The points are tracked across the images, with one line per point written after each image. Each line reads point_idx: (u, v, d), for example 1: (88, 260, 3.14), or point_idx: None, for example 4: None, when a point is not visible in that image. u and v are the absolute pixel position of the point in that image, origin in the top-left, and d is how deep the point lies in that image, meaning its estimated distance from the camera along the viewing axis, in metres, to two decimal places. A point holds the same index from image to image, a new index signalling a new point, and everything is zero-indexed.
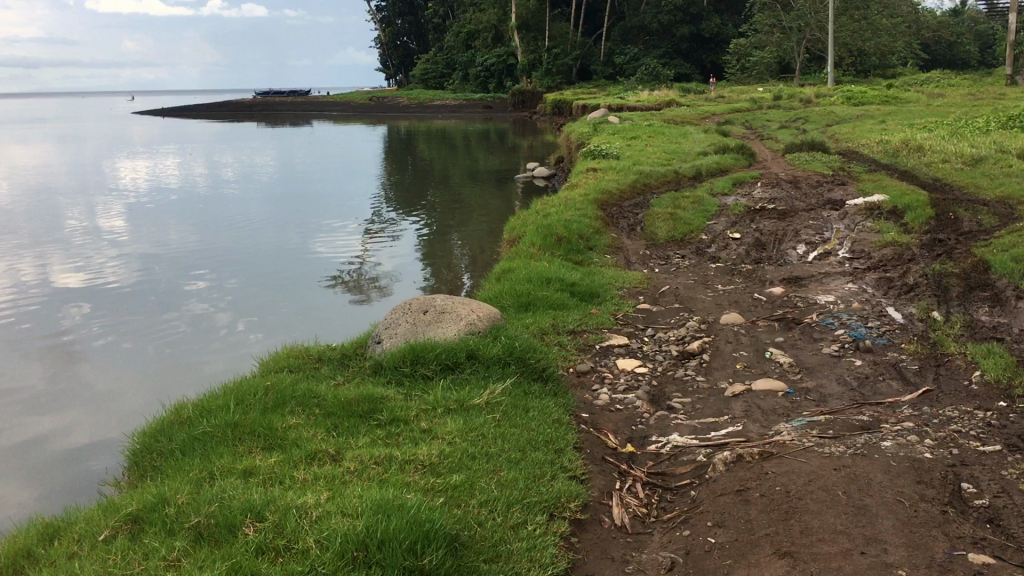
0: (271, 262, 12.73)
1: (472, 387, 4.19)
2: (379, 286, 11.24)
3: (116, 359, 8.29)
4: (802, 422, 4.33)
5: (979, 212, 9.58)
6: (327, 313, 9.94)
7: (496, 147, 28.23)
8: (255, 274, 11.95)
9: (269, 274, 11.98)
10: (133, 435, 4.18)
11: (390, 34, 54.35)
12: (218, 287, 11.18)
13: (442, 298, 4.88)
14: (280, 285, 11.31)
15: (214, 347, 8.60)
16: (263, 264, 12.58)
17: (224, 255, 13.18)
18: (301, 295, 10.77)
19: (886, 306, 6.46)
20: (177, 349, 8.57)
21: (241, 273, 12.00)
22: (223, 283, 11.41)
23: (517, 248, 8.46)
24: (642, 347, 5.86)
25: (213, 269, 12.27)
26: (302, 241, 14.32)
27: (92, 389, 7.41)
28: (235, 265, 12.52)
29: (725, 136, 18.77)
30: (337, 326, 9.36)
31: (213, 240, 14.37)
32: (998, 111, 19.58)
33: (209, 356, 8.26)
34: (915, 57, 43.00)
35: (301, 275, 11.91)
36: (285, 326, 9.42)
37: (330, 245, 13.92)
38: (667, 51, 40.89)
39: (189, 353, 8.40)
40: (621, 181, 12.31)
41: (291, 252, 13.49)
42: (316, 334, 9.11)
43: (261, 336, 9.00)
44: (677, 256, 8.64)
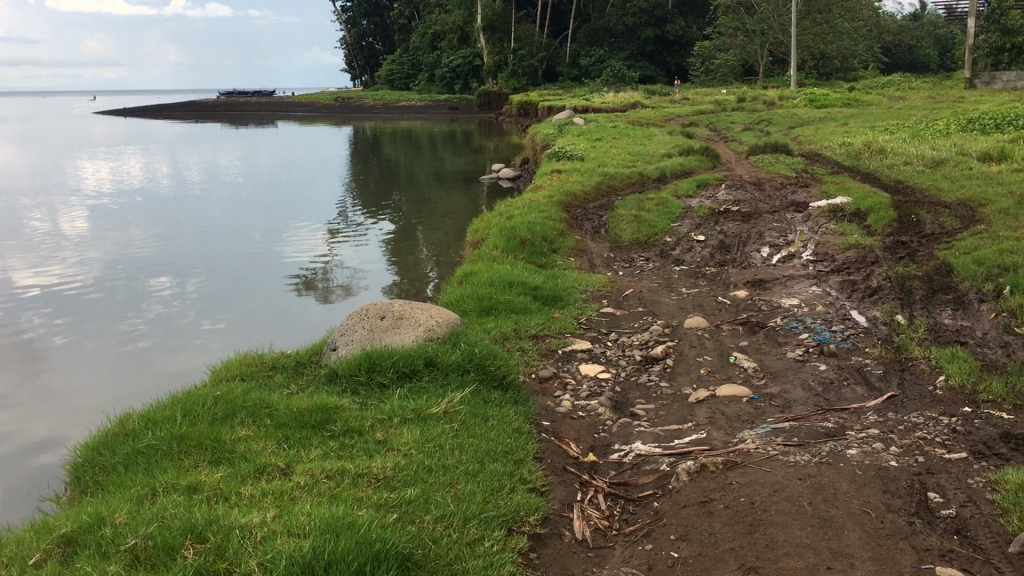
0: (233, 263, 12.51)
1: (429, 395, 4.07)
2: (343, 288, 11.06)
3: (73, 363, 8.07)
4: (766, 430, 4.26)
5: (940, 215, 9.63)
6: (290, 315, 9.76)
7: (462, 147, 28.09)
8: (216, 276, 11.73)
9: (232, 276, 11.76)
10: (80, 445, 4.00)
11: (355, 34, 54.00)
12: (179, 289, 10.95)
13: (400, 303, 4.75)
14: (242, 287, 11.10)
15: (174, 350, 8.41)
16: (225, 265, 12.35)
17: (186, 256, 12.95)
18: (264, 297, 10.57)
19: (850, 309, 6.44)
20: (136, 353, 8.37)
21: (203, 275, 11.77)
22: (184, 285, 11.18)
23: (480, 251, 8.34)
24: (605, 352, 5.77)
25: (174, 270, 12.03)
26: (265, 242, 14.10)
27: (47, 394, 7.21)
28: (197, 266, 12.29)
29: (689, 138, 18.80)
30: (301, 329, 9.17)
31: (174, 241, 14.12)
32: (957, 114, 19.80)
33: (168, 360, 8.06)
34: (876, 61, 43.51)
35: (264, 277, 11.71)
36: (248, 328, 9.22)
37: (294, 246, 13.70)
38: (632, 53, 41.02)
39: (149, 357, 8.21)
40: (586, 183, 12.25)
41: (254, 253, 13.26)
42: (279, 336, 8.92)
43: (224, 339, 8.81)
44: (641, 258, 8.58)
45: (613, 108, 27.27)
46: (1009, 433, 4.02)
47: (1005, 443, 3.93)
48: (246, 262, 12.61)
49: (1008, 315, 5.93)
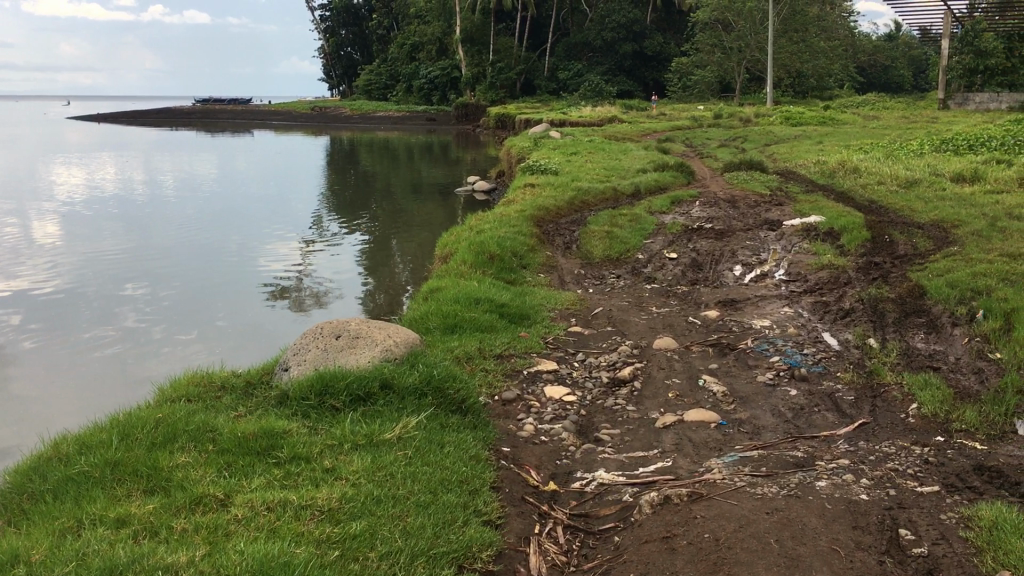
0: (205, 271, 12.28)
1: (383, 420, 3.89)
2: (315, 298, 10.84)
3: (40, 369, 7.85)
4: (734, 458, 4.11)
5: (913, 235, 9.58)
6: (261, 325, 9.53)
7: (438, 159, 27.92)
8: (187, 284, 11.48)
9: (202, 284, 11.54)
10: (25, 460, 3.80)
11: (334, 44, 53.79)
12: (151, 296, 10.74)
13: (356, 322, 4.57)
14: (213, 296, 10.88)
15: (142, 359, 8.19)
16: (197, 274, 12.13)
17: (157, 264, 12.69)
18: (235, 307, 10.34)
19: (822, 331, 6.32)
20: (106, 359, 8.17)
21: (174, 283, 11.54)
22: (155, 292, 10.97)
23: (448, 266, 8.17)
24: (571, 373, 5.61)
25: (143, 278, 11.78)
26: (238, 251, 13.87)
27: (9, 401, 6.99)
28: (168, 274, 12.07)
29: (665, 153, 18.76)
30: (273, 339, 8.94)
31: (146, 248, 13.84)
32: (930, 134, 19.91)
33: (136, 368, 7.84)
34: (850, 80, 43.88)
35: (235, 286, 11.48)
36: (219, 338, 8.99)
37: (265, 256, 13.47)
38: (610, 68, 41.08)
39: (120, 364, 8.01)
40: (559, 197, 12.12)
41: (227, 262, 13.04)
42: (251, 347, 8.69)
43: (196, 347, 8.63)
44: (612, 275, 8.45)
45: (590, 122, 27.24)
46: (982, 466, 3.91)
47: (978, 476, 3.81)
48: (218, 270, 12.38)
49: (980, 341, 5.85)
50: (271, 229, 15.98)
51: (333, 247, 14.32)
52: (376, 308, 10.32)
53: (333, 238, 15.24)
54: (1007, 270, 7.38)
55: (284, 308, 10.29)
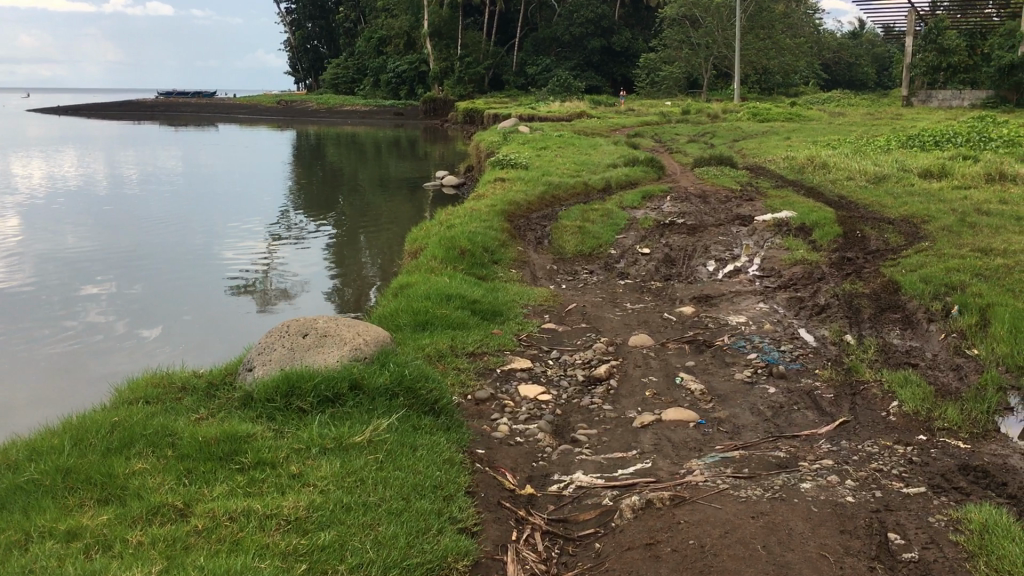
0: (170, 267, 12.01)
1: (353, 422, 3.73)
2: (284, 293, 10.61)
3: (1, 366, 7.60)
4: (715, 459, 4.00)
5: (885, 231, 9.56)
6: (228, 321, 9.29)
7: (406, 154, 27.68)
8: (152, 279, 11.21)
9: (168, 279, 11.27)
10: None
11: (300, 37, 53.23)
12: (115, 292, 10.48)
13: (324, 320, 4.40)
14: (178, 291, 10.63)
15: (108, 355, 7.96)
16: (162, 268, 11.86)
17: (123, 259, 12.40)
18: (201, 302, 10.09)
19: (798, 327, 6.25)
20: (70, 355, 7.93)
21: (138, 277, 11.27)
22: (119, 287, 10.70)
23: (418, 261, 8.00)
24: (545, 371, 5.47)
25: (107, 273, 11.50)
26: (204, 245, 13.60)
27: None
28: (132, 269, 11.78)
29: (634, 148, 18.68)
30: (241, 336, 8.71)
31: (111, 243, 13.53)
32: (896, 131, 20.01)
33: (101, 365, 7.62)
34: (816, 77, 44.18)
35: (201, 281, 11.22)
36: (185, 334, 8.74)
37: (232, 251, 13.20)
38: (578, 63, 41.03)
39: (84, 361, 7.78)
40: (530, 192, 11.99)
41: (193, 256, 12.77)
42: (219, 343, 8.45)
43: (163, 342, 8.40)
44: (584, 271, 8.33)
45: (559, 117, 27.11)
46: (967, 465, 3.83)
47: (964, 476, 3.73)
48: (184, 265, 12.10)
49: (956, 337, 5.80)
50: (238, 223, 15.69)
51: (302, 242, 14.08)
52: (345, 304, 10.11)
53: (300, 232, 14.98)
54: (981, 265, 7.35)
55: (251, 303, 10.06)
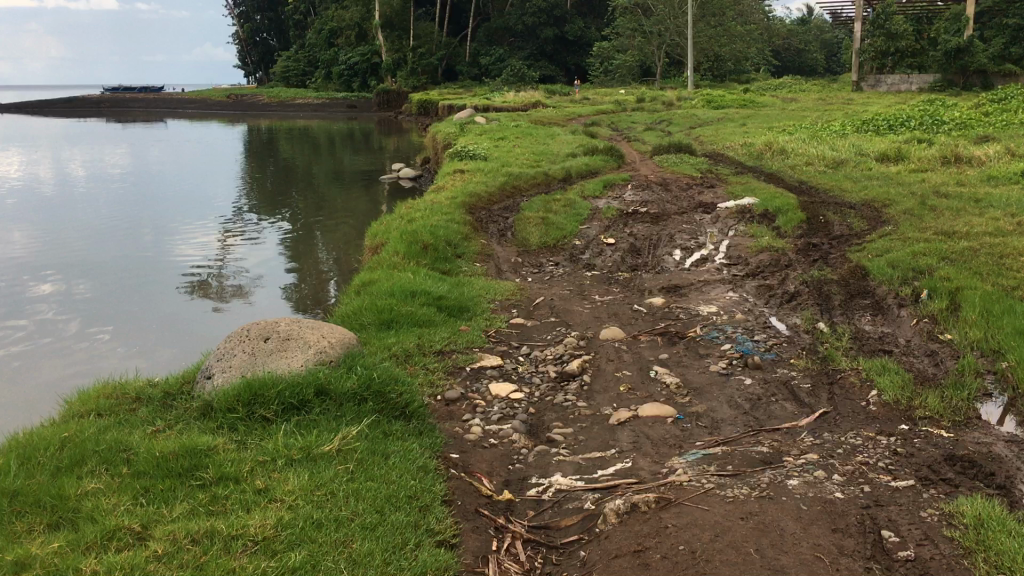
0: (122, 265, 11.65)
1: (320, 431, 3.54)
2: (241, 291, 10.33)
3: None
4: (697, 457, 3.88)
5: (847, 216, 9.54)
6: (186, 320, 8.99)
7: (362, 147, 27.32)
8: (105, 279, 10.85)
9: (120, 278, 10.92)
10: None
11: (249, 30, 52.38)
12: (66, 292, 10.13)
13: (287, 322, 4.20)
14: (131, 290, 10.30)
15: (60, 359, 7.66)
16: (114, 267, 11.49)
17: (73, 259, 12.01)
18: (156, 301, 9.77)
19: (769, 316, 6.16)
20: (20, 361, 7.63)
21: (90, 278, 10.91)
22: (70, 288, 10.34)
23: (379, 257, 7.79)
24: (516, 368, 5.32)
25: (57, 273, 11.12)
26: (157, 243, 13.23)
27: None
28: (82, 269, 11.40)
29: (592, 137, 18.58)
30: (201, 336, 8.42)
31: (60, 242, 13.11)
32: (850, 116, 20.13)
33: (53, 371, 7.33)
34: (767, 63, 44.48)
35: (156, 279, 10.89)
36: (142, 334, 8.44)
37: (186, 248, 12.85)
38: (531, 52, 40.85)
39: (36, 366, 7.48)
40: (490, 183, 11.81)
41: (146, 254, 12.41)
42: (178, 343, 8.16)
43: (117, 344, 8.11)
44: (550, 263, 8.18)
45: (514, 107, 26.93)
46: (953, 455, 3.76)
47: (951, 466, 3.66)
48: (137, 264, 11.75)
49: (929, 322, 5.76)
50: (192, 220, 15.31)
51: (258, 238, 13.75)
52: (304, 300, 9.85)
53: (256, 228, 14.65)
54: (947, 248, 7.34)
55: (208, 302, 9.76)
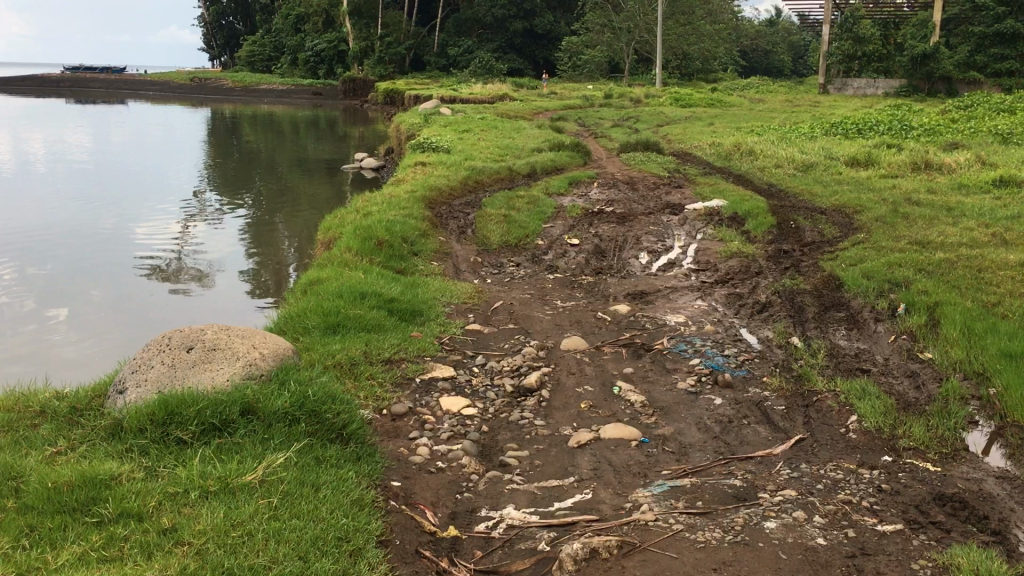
0: (75, 247, 11.10)
1: (242, 457, 3.13)
2: (200, 276, 9.86)
3: None
4: (663, 489, 3.53)
5: (818, 221, 9.27)
6: (140, 305, 8.46)
7: (326, 135, 26.73)
8: (58, 260, 10.32)
9: (73, 260, 10.38)
10: None
11: (214, 13, 51.37)
12: (16, 273, 9.59)
13: (213, 330, 3.79)
14: (84, 272, 9.77)
15: (12, 340, 7.17)
16: (66, 249, 10.94)
17: (26, 240, 11.43)
18: (109, 284, 9.26)
19: (740, 328, 5.84)
20: None
21: (41, 259, 10.36)
22: (20, 268, 9.80)
23: (330, 253, 7.36)
24: (470, 380, 4.93)
25: (7, 254, 10.54)
26: (114, 225, 12.67)
27: None
28: (33, 250, 10.84)
29: (559, 132, 18.24)
30: (156, 322, 7.91)
31: (11, 223, 12.48)
32: (818, 118, 19.99)
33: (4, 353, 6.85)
34: (734, 63, 44.44)
35: (110, 262, 10.37)
36: (95, 318, 7.92)
37: (143, 231, 12.32)
38: (500, 45, 40.42)
39: None
40: (452, 177, 11.40)
41: (101, 236, 11.85)
42: (133, 328, 7.64)
43: (72, 325, 7.63)
44: (511, 264, 7.81)
45: (480, 99, 26.49)
46: (942, 494, 3.45)
47: (940, 507, 3.34)
48: (91, 246, 11.20)
49: (907, 339, 5.47)
50: (151, 203, 14.74)
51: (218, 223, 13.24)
52: (264, 287, 9.42)
53: (216, 213, 14.14)
54: (921, 259, 7.08)
55: (164, 286, 9.28)
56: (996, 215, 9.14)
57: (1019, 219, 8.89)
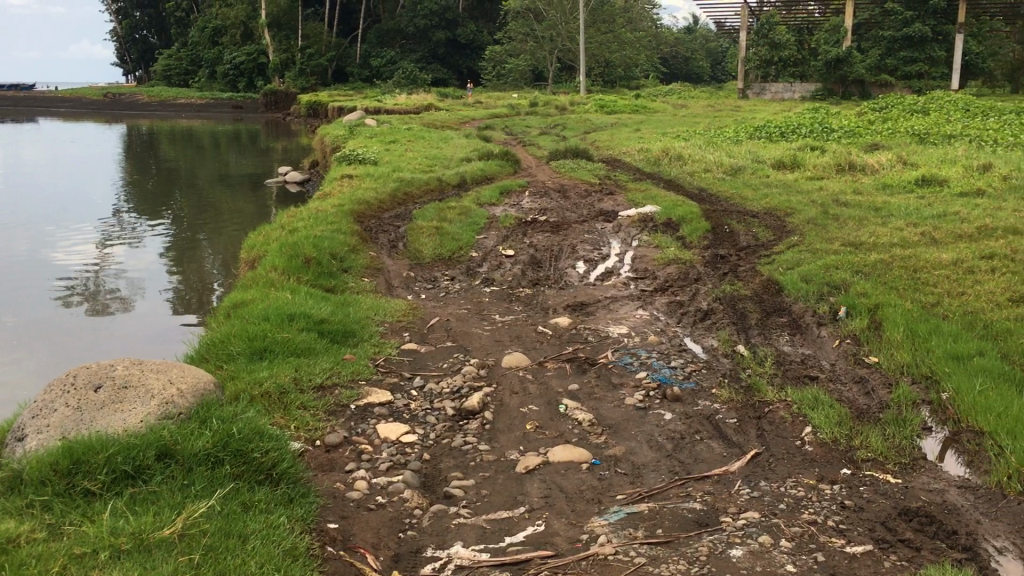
0: None
1: (159, 509, 2.83)
2: (120, 297, 9.39)
3: None
4: (619, 517, 3.33)
5: (752, 225, 9.24)
6: (58, 331, 7.99)
7: (247, 149, 26.07)
8: None
9: None
10: None
11: (127, 27, 49.93)
12: None
13: (124, 367, 3.49)
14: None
15: None
16: None
17: None
18: (24, 310, 8.74)
19: (684, 337, 5.70)
20: None
21: None
22: None
23: (255, 273, 7.01)
24: (408, 404, 4.66)
25: None
26: (27, 248, 12.05)
27: None
28: None
29: (486, 141, 18.05)
30: (76, 348, 7.46)
31: None
32: (741, 122, 20.20)
33: None
34: (654, 70, 44.94)
35: (24, 286, 9.82)
36: (10, 346, 7.44)
37: (58, 253, 11.74)
38: (423, 55, 40.13)
39: None
40: (380, 189, 11.10)
41: (14, 260, 11.25)
42: (51, 356, 7.19)
43: None
44: (445, 277, 7.56)
45: (405, 110, 26.17)
46: (906, 508, 3.32)
47: (907, 523, 3.21)
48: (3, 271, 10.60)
49: (853, 343, 5.38)
50: (67, 224, 14.08)
51: (139, 242, 12.70)
52: (190, 306, 9.00)
53: (137, 231, 13.58)
54: (858, 260, 7.05)
55: (82, 309, 8.80)
56: (923, 214, 9.23)
57: (945, 218, 8.99)
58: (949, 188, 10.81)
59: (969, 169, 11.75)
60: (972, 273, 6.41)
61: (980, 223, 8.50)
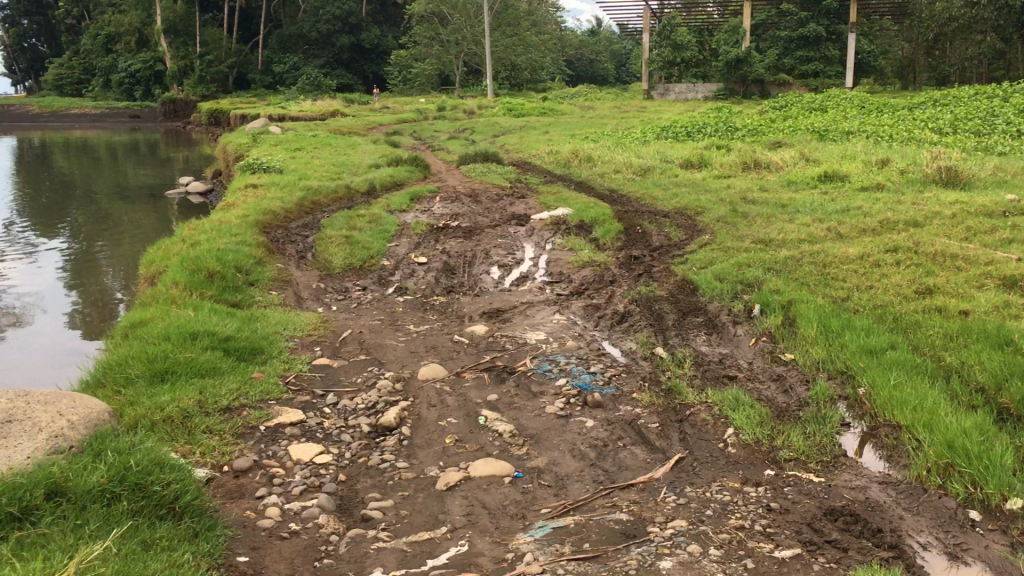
0: None
1: (48, 552, 2.59)
2: (15, 317, 8.91)
3: None
4: (545, 533, 3.22)
5: (663, 225, 9.28)
6: None
7: (147, 159, 25.22)
8: None
9: None
10: None
11: (13, 35, 47.87)
12: None
13: (9, 404, 3.25)
14: None
15: None
16: None
17: None
18: None
19: (603, 341, 5.64)
20: None
21: None
22: None
23: (155, 290, 6.69)
24: (321, 423, 4.47)
25: None
26: None
27: None
28: None
29: (394, 147, 17.83)
30: None
31: None
32: (647, 123, 20.43)
33: None
34: (560, 72, 45.24)
35: None
36: None
37: None
38: (327, 60, 39.55)
39: None
40: (287, 198, 10.80)
41: None
42: None
43: None
44: (357, 287, 7.36)
45: (311, 116, 25.69)
46: (831, 508, 3.30)
47: (833, 523, 3.19)
48: None
49: (768, 341, 5.41)
50: None
51: (33, 259, 12.10)
52: (90, 324, 8.58)
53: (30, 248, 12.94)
54: (768, 257, 7.12)
55: None
56: (827, 209, 9.43)
57: (848, 213, 9.19)
58: (850, 183, 11.08)
59: (868, 164, 12.08)
60: (878, 267, 6.54)
61: (882, 216, 8.72)
